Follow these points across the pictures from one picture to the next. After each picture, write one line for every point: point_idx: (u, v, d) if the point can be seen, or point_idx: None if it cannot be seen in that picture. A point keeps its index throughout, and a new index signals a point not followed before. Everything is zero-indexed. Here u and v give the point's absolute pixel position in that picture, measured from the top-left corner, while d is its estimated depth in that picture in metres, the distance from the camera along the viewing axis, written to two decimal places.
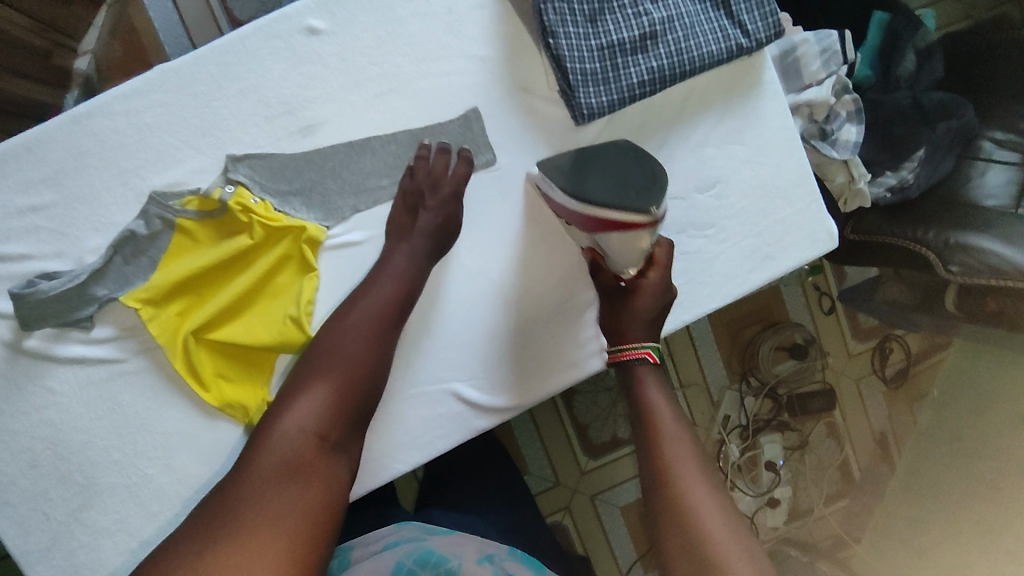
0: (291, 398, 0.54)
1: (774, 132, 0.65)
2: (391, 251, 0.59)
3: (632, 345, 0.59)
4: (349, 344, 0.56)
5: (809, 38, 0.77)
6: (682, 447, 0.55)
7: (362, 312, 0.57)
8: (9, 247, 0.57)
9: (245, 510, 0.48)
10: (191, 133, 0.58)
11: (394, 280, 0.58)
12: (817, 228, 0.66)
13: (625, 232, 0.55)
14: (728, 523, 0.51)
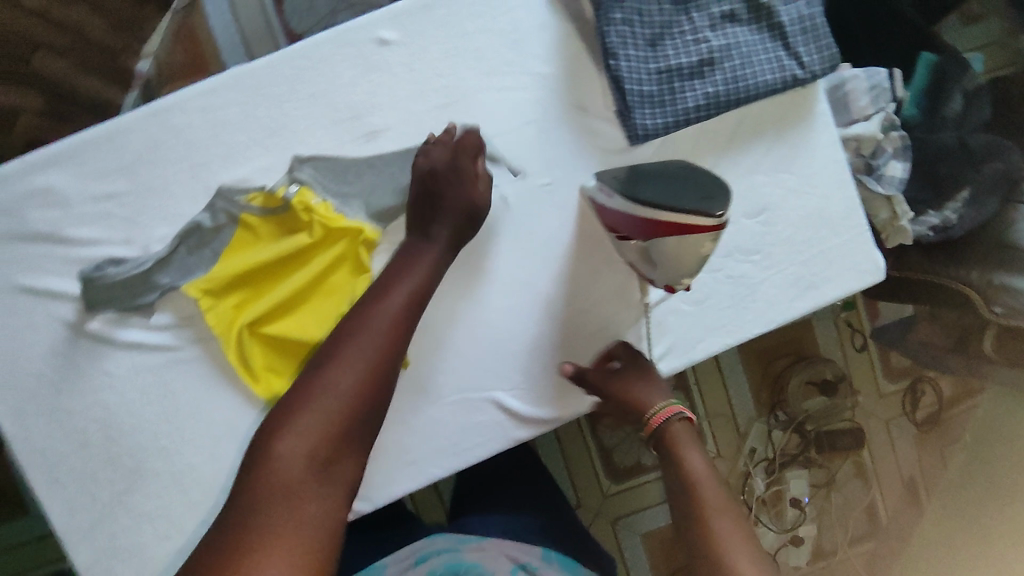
0: (293, 415, 0.52)
1: (824, 163, 0.66)
2: (406, 259, 0.58)
3: (660, 407, 0.64)
4: (355, 361, 0.53)
5: (858, 74, 0.78)
6: (731, 528, 0.56)
7: (371, 326, 0.55)
8: (81, 231, 0.59)
9: (235, 542, 0.47)
10: (261, 133, 0.60)
11: (399, 293, 0.56)
12: (863, 259, 0.67)
13: (685, 235, 0.50)
14: None
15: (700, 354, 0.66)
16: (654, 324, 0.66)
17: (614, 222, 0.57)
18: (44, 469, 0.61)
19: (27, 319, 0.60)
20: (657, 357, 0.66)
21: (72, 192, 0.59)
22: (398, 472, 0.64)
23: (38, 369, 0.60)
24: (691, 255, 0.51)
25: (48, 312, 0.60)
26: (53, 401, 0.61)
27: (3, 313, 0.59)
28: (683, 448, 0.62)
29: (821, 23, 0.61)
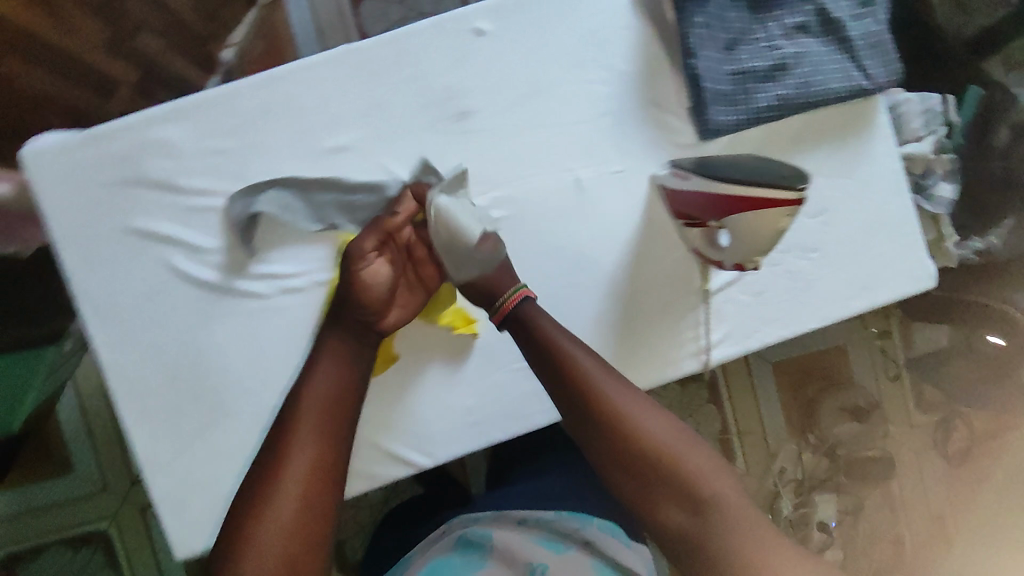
0: (246, 532, 0.54)
1: (883, 172, 0.69)
2: (313, 370, 0.62)
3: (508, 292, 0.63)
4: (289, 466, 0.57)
5: (913, 97, 0.81)
6: (627, 395, 0.60)
7: (300, 431, 0.58)
8: (192, 181, 0.65)
9: None
10: (362, 106, 0.65)
11: (314, 400, 0.60)
12: (918, 266, 0.70)
13: (763, 209, 0.53)
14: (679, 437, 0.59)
15: (756, 343, 0.70)
16: (713, 311, 0.69)
17: (683, 203, 0.60)
18: (134, 399, 0.65)
19: (134, 260, 0.65)
20: (714, 342, 0.70)
21: (187, 145, 0.64)
22: (464, 431, 0.68)
23: (139, 307, 0.65)
24: (768, 230, 0.54)
25: (153, 255, 0.65)
26: (149, 337, 0.65)
27: (114, 253, 0.65)
28: (540, 319, 0.62)
29: (886, 40, 0.66)
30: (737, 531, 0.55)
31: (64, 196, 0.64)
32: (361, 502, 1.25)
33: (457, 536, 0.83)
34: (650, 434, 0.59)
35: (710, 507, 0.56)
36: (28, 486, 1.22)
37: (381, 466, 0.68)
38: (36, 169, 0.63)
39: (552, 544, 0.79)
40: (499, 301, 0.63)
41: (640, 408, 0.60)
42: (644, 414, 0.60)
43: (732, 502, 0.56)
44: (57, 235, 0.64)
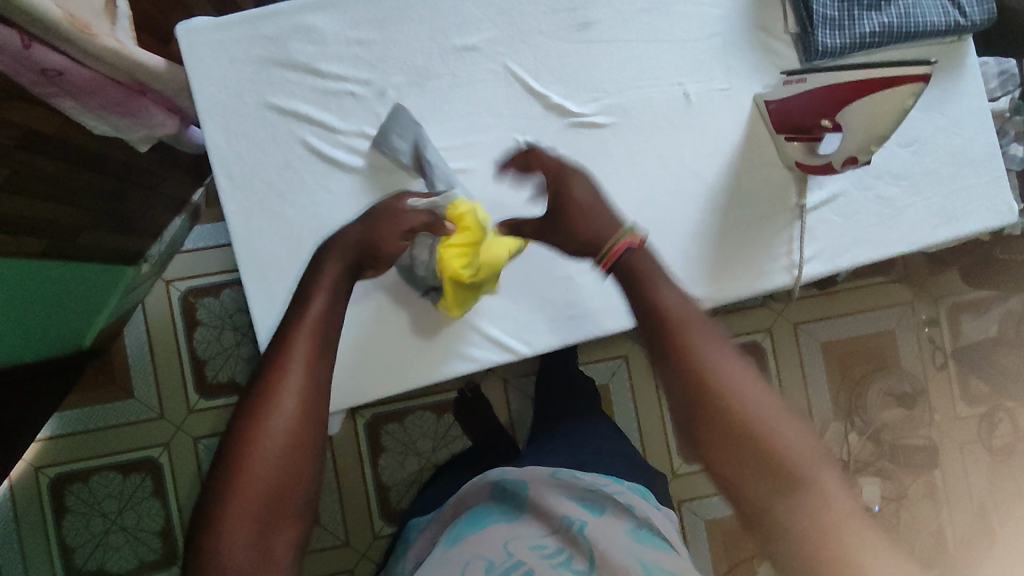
0: (228, 459, 0.46)
1: (972, 109, 0.73)
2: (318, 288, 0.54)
3: (614, 245, 0.59)
4: (278, 393, 0.47)
5: (988, 60, 0.85)
6: (727, 355, 0.50)
7: (294, 354, 0.49)
8: (331, 67, 0.69)
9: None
10: (492, 9, 0.70)
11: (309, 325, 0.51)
12: (1000, 201, 0.73)
13: (891, 87, 0.60)
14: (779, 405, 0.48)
15: (845, 263, 0.73)
16: (807, 228, 0.73)
17: (802, 103, 0.66)
18: (256, 266, 0.69)
19: (271, 134, 0.69)
20: (806, 259, 0.73)
21: (330, 32, 0.69)
22: (561, 324, 0.71)
23: (269, 179, 0.69)
24: (893, 109, 0.61)
25: (288, 132, 0.69)
26: (275, 209, 0.69)
27: (252, 126, 0.69)
28: (644, 265, 0.57)
29: None
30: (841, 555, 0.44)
31: (212, 69, 0.69)
32: (409, 450, 1.27)
33: (489, 488, 0.86)
34: (747, 402, 0.48)
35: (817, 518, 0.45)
36: (87, 409, 1.24)
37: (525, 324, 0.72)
38: (189, 42, 0.68)
39: (588, 505, 0.77)
40: (605, 254, 0.59)
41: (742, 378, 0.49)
42: (747, 378, 0.49)
43: (842, 520, 0.45)
44: (202, 105, 0.69)
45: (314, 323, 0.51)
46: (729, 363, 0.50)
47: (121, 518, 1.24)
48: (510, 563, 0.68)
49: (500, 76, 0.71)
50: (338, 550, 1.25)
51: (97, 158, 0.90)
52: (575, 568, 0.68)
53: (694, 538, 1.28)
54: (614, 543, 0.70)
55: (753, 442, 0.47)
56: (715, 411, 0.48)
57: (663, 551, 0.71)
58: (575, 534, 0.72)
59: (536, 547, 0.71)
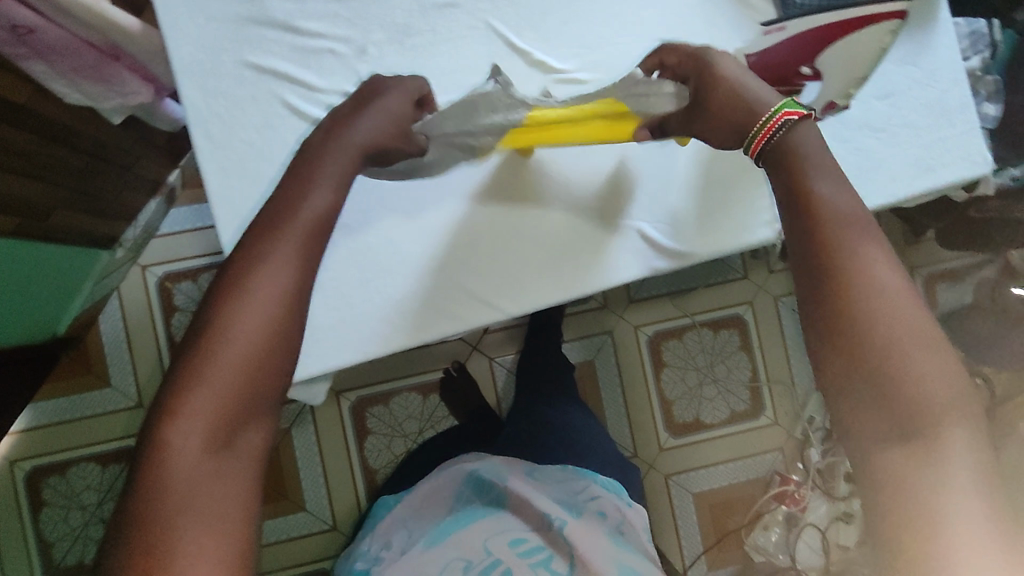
0: (198, 360, 0.46)
1: (945, 62, 0.75)
2: (304, 193, 0.53)
3: (769, 119, 0.55)
4: (254, 302, 0.47)
5: (960, 21, 0.87)
6: (889, 279, 0.49)
7: (273, 264, 0.49)
8: (310, 25, 0.68)
9: (185, 486, 0.43)
10: None
11: (289, 231, 0.51)
12: (976, 152, 0.75)
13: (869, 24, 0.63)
14: (930, 329, 0.47)
15: None
16: None
17: (779, 52, 0.65)
18: (236, 227, 0.67)
19: (251, 94, 0.68)
20: None
21: None
22: (546, 283, 0.70)
23: (248, 138, 0.68)
24: (871, 46, 0.65)
25: (268, 91, 0.68)
26: (255, 169, 0.68)
27: (231, 85, 0.68)
28: (796, 171, 0.54)
29: None
30: (934, 506, 0.42)
31: (188, 27, 0.67)
32: (395, 432, 1.25)
33: (464, 480, 0.88)
34: (892, 314, 0.47)
35: (929, 467, 0.43)
36: (60, 399, 1.21)
37: (581, 223, 0.71)
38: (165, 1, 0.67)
39: (570, 508, 0.82)
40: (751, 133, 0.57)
41: (895, 305, 0.48)
42: (896, 287, 0.48)
43: (951, 469, 0.43)
44: (177, 64, 0.67)
45: (302, 232, 0.51)
46: (889, 285, 0.48)
47: (100, 510, 1.20)
48: (488, 565, 0.72)
49: (481, 33, 0.70)
50: (325, 535, 1.23)
51: (70, 135, 0.88)
52: (554, 569, 0.73)
53: (683, 511, 1.29)
54: (592, 545, 0.74)
55: (884, 356, 0.46)
56: (837, 311, 0.48)
57: (635, 558, 0.76)
58: (557, 534, 0.76)
59: (515, 543, 0.76)
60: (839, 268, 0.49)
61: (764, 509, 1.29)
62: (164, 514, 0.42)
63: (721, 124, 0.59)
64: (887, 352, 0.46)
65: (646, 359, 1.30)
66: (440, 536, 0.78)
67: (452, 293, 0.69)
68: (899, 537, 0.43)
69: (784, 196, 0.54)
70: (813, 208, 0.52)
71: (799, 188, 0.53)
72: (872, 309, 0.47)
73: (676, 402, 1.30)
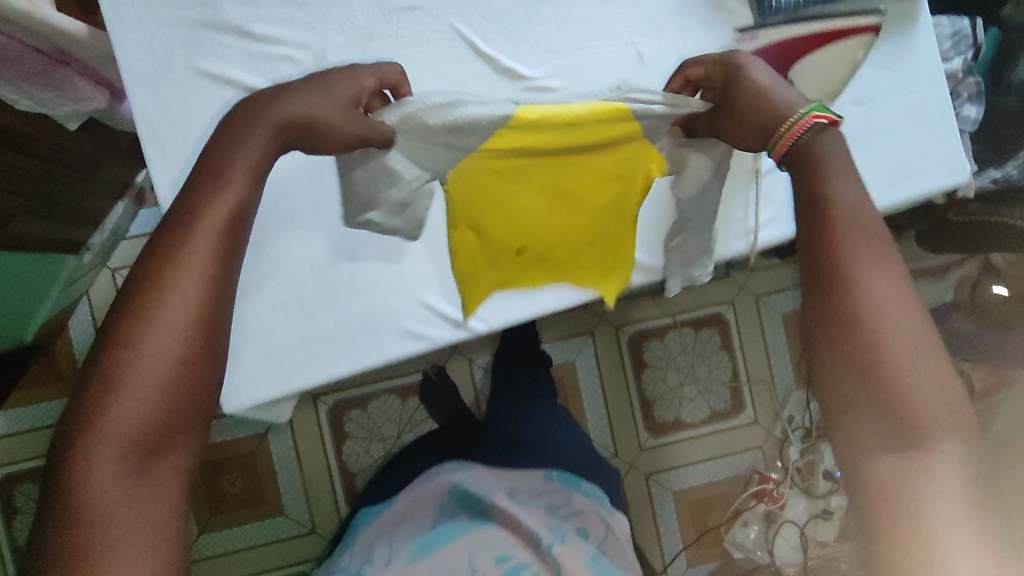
0: (114, 376, 0.46)
1: (924, 65, 0.73)
2: (215, 187, 0.52)
3: (800, 120, 0.57)
4: (168, 314, 0.48)
5: (943, 20, 0.85)
6: (889, 293, 0.52)
7: (184, 274, 0.49)
8: (266, 29, 0.65)
9: (109, 500, 0.45)
10: None
11: (203, 237, 0.50)
12: (954, 160, 0.73)
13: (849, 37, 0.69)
14: (923, 339, 0.50)
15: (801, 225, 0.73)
16: (762, 191, 0.71)
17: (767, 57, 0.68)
18: None
19: (204, 102, 0.65)
20: (762, 224, 0.72)
21: None
22: (515, 298, 0.69)
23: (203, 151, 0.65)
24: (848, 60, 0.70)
25: (223, 100, 0.65)
26: None
27: (182, 92, 0.65)
28: (816, 185, 0.56)
29: None
30: (923, 502, 0.47)
31: (137, 33, 0.64)
32: (373, 435, 1.24)
33: (447, 492, 0.87)
34: (891, 324, 0.50)
35: (920, 467, 0.48)
36: (31, 406, 1.18)
37: None
38: (111, 4, 0.63)
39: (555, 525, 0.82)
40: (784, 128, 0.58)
41: (891, 318, 0.51)
42: (897, 298, 0.51)
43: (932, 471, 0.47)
44: (126, 71, 0.64)
45: (216, 234, 0.51)
46: (886, 293, 0.52)
47: None
48: None
49: (446, 37, 0.68)
50: (303, 539, 1.22)
51: (26, 141, 0.84)
52: None
53: (663, 509, 1.29)
54: (580, 564, 0.74)
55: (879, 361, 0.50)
56: (839, 317, 0.52)
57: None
58: (545, 552, 0.75)
59: (502, 559, 0.75)
60: (843, 279, 0.52)
61: (743, 506, 1.29)
62: (91, 534, 0.44)
63: (744, 124, 0.60)
64: (885, 361, 0.49)
65: (626, 359, 1.30)
66: (425, 550, 0.77)
67: (417, 311, 0.68)
68: (889, 530, 0.47)
69: (802, 201, 0.56)
70: (828, 217, 0.54)
71: (815, 192, 0.56)
72: (870, 321, 0.51)
73: (656, 402, 1.30)
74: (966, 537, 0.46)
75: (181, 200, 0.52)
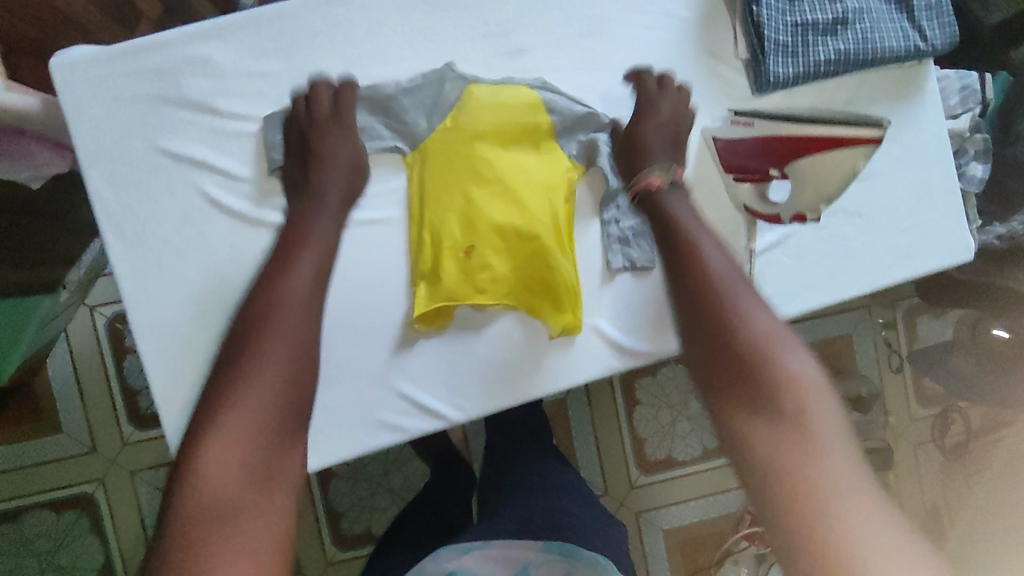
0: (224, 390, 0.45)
1: (930, 140, 0.69)
2: (304, 240, 0.56)
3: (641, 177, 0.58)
4: (275, 330, 0.48)
5: (950, 75, 0.80)
6: (735, 277, 0.51)
7: (281, 304, 0.50)
8: (231, 105, 0.61)
9: (208, 511, 0.40)
10: (414, 36, 0.62)
11: (301, 272, 0.53)
12: (958, 239, 0.70)
13: (848, 146, 0.61)
14: (778, 326, 0.49)
15: (798, 307, 0.69)
16: (756, 273, 0.68)
17: (757, 147, 0.64)
18: (155, 334, 0.62)
19: (167, 185, 0.62)
20: None
21: (227, 65, 0.61)
22: (495, 386, 0.66)
23: (167, 236, 0.62)
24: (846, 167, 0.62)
25: (188, 181, 0.62)
26: (177, 267, 0.62)
27: (143, 174, 0.61)
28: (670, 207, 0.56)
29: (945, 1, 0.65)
30: (816, 480, 0.42)
31: (94, 110, 0.60)
32: (359, 474, 1.21)
33: None
34: (746, 319, 0.48)
35: (803, 445, 0.43)
36: (9, 446, 1.15)
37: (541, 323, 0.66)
38: (65, 80, 0.59)
39: None
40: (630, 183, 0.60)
41: (741, 295, 0.50)
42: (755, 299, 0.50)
43: (820, 455, 0.42)
44: (83, 152, 0.60)
45: (313, 267, 0.54)
46: (743, 289, 0.50)
47: (55, 557, 1.15)
48: None
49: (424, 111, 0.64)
50: None
51: None
52: None
53: (653, 547, 1.27)
54: None
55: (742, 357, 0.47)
56: (703, 317, 0.50)
57: None
58: None
59: None
60: (700, 279, 0.51)
61: (734, 547, 1.28)
62: (194, 541, 0.39)
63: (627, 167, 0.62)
64: (751, 356, 0.47)
65: (619, 397, 1.27)
66: None
67: (394, 399, 0.65)
68: (790, 517, 0.41)
69: (658, 225, 0.56)
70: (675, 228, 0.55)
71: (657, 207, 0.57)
72: (728, 317, 0.49)
73: (648, 440, 1.28)
74: (874, 502, 0.41)
75: (271, 261, 0.55)
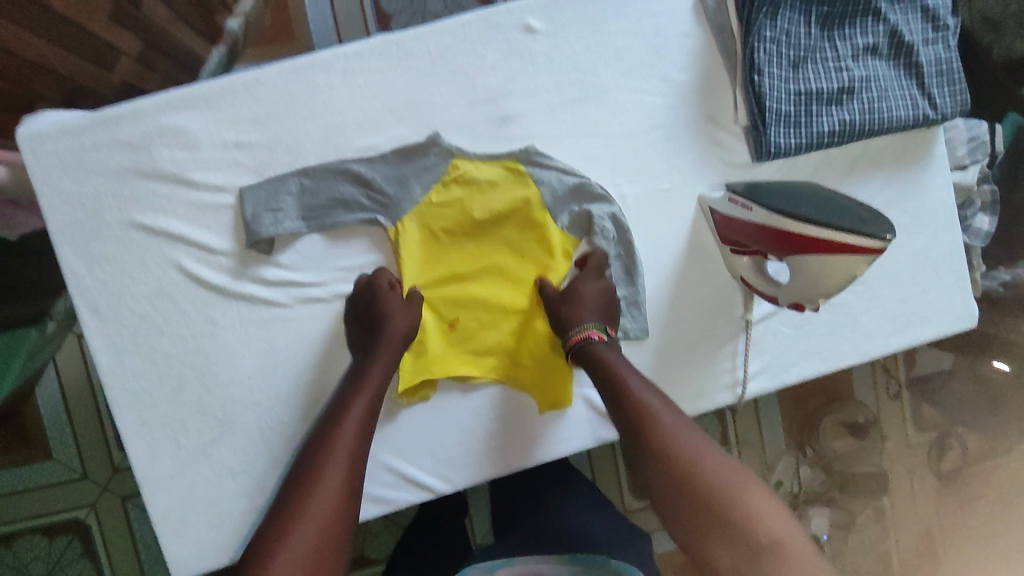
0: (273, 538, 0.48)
1: (936, 205, 0.67)
2: (356, 388, 0.57)
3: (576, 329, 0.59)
4: (329, 477, 0.51)
5: (960, 124, 0.76)
6: (680, 420, 0.54)
7: (332, 452, 0.53)
8: (207, 176, 0.59)
9: None
10: (399, 104, 0.60)
11: (351, 421, 0.55)
12: (960, 305, 0.68)
13: (847, 254, 0.52)
14: (730, 463, 0.51)
15: (795, 376, 0.67)
16: (752, 341, 0.66)
17: (754, 232, 0.58)
18: (134, 409, 0.61)
19: (140, 258, 0.59)
20: (751, 374, 0.67)
21: (203, 135, 0.58)
22: (482, 458, 0.64)
23: (142, 310, 0.60)
24: (841, 273, 0.53)
25: (162, 254, 0.59)
26: (154, 342, 0.60)
27: (116, 249, 0.59)
28: (605, 355, 0.58)
29: (957, 68, 0.62)
30: None
31: (63, 181, 0.57)
32: None
33: None
34: (701, 462, 0.51)
35: (787, 568, 0.46)
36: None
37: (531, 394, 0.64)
38: (33, 152, 0.57)
39: None
40: (565, 337, 0.60)
41: (694, 435, 0.53)
42: (700, 440, 0.52)
43: None
44: (53, 225, 0.58)
45: (360, 416, 0.55)
46: (689, 433, 0.53)
47: None
48: None
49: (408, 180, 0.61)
50: None
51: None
52: None
53: None
54: None
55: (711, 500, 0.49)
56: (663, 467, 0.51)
57: None
58: None
59: None
60: (649, 429, 0.53)
61: None
62: None
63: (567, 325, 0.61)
64: (721, 499, 0.49)
65: None
66: None
67: (377, 471, 0.63)
68: None
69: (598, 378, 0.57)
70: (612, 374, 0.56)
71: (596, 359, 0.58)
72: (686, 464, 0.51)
73: None
74: None
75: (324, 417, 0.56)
